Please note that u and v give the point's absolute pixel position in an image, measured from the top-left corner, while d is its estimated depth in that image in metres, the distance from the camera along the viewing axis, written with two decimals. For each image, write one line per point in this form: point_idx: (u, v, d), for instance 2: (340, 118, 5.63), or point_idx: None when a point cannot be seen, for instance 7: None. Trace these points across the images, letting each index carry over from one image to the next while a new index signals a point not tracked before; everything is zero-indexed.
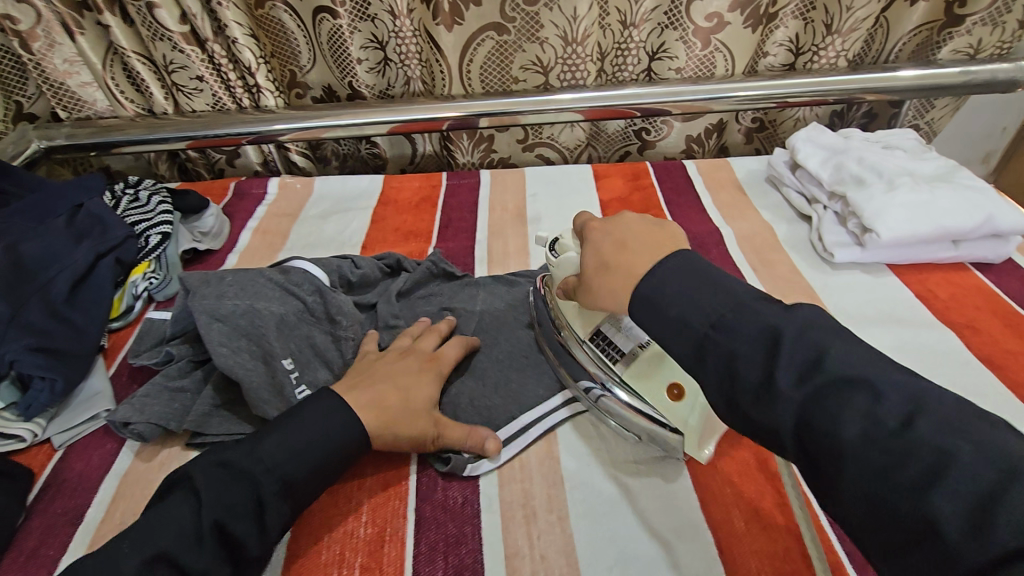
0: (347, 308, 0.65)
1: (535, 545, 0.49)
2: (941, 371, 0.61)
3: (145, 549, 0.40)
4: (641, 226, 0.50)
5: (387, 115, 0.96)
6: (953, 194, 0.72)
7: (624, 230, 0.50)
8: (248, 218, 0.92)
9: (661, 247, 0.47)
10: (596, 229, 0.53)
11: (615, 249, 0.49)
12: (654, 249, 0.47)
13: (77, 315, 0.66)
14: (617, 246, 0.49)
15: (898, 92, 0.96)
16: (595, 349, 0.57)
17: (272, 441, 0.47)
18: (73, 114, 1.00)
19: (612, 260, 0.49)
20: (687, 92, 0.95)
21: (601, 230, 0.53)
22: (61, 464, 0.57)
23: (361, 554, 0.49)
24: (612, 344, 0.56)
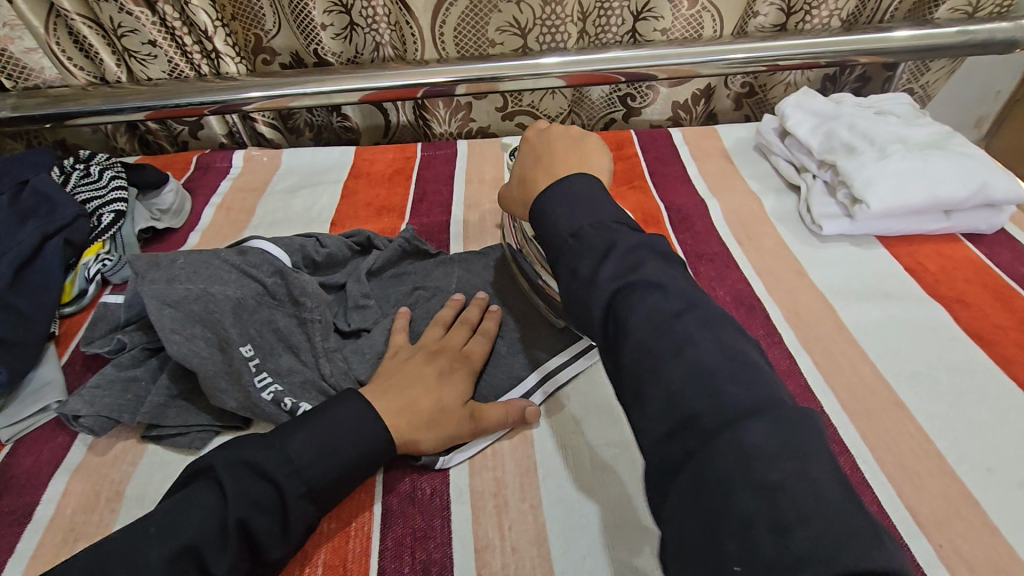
0: (311, 289, 0.60)
1: (506, 538, 0.47)
2: (928, 347, 0.59)
3: (77, 561, 0.37)
4: (563, 144, 0.58)
5: (357, 82, 0.90)
6: (947, 161, 0.69)
7: (546, 145, 0.58)
8: (211, 193, 0.87)
9: (568, 163, 0.55)
10: (533, 136, 0.61)
11: (534, 162, 0.58)
12: (561, 166, 0.55)
13: (23, 301, 0.62)
14: (535, 159, 0.58)
15: (893, 53, 0.91)
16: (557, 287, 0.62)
17: (304, 441, 0.44)
18: (20, 83, 0.94)
19: (528, 174, 0.57)
20: (673, 55, 0.90)
21: (536, 137, 0.60)
22: (11, 457, 0.54)
23: (324, 550, 0.46)
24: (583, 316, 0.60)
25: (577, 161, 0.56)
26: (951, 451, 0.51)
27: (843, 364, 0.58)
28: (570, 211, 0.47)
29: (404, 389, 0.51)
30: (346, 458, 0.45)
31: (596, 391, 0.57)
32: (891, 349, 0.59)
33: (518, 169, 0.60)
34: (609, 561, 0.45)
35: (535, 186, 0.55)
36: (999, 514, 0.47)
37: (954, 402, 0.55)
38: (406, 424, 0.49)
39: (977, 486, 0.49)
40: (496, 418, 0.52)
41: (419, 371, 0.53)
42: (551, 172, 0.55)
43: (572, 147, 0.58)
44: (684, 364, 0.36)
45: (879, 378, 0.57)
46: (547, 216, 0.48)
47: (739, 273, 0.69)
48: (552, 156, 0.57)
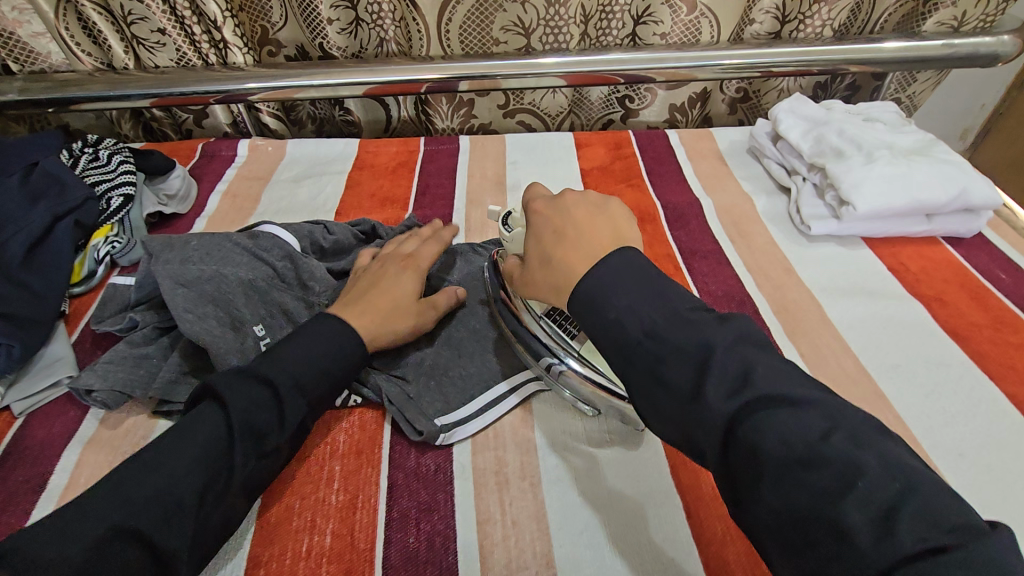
0: (320, 274, 0.63)
1: (506, 512, 0.49)
2: (907, 341, 0.63)
3: None
4: (584, 215, 0.51)
5: (363, 75, 0.92)
6: (930, 167, 0.73)
7: (564, 216, 0.51)
8: (217, 180, 0.88)
9: (600, 242, 0.48)
10: (544, 213, 0.52)
11: (557, 241, 0.49)
12: (595, 244, 0.47)
13: (34, 279, 0.63)
14: (558, 236, 0.50)
15: (881, 63, 0.95)
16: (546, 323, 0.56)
17: (291, 350, 0.48)
18: (26, 66, 0.95)
19: (555, 253, 0.49)
20: (671, 58, 0.93)
21: (548, 214, 0.52)
22: (22, 430, 0.56)
23: (332, 520, 0.48)
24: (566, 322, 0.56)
25: (610, 237, 0.48)
26: (927, 438, 0.54)
27: (828, 356, 0.61)
28: (632, 299, 0.41)
29: (369, 295, 0.56)
30: (335, 369, 0.50)
31: None
32: (873, 342, 0.62)
33: (533, 247, 0.51)
34: (603, 534, 0.48)
35: (569, 273, 0.47)
36: (970, 497, 0.50)
37: (931, 393, 0.58)
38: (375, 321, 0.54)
39: (950, 470, 0.52)
40: None
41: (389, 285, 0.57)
42: (585, 254, 0.47)
43: (596, 216, 0.50)
44: (682, 344, 0.38)
45: (861, 370, 0.60)
46: (603, 312, 0.42)
47: (731, 269, 0.72)
48: (579, 232, 0.49)
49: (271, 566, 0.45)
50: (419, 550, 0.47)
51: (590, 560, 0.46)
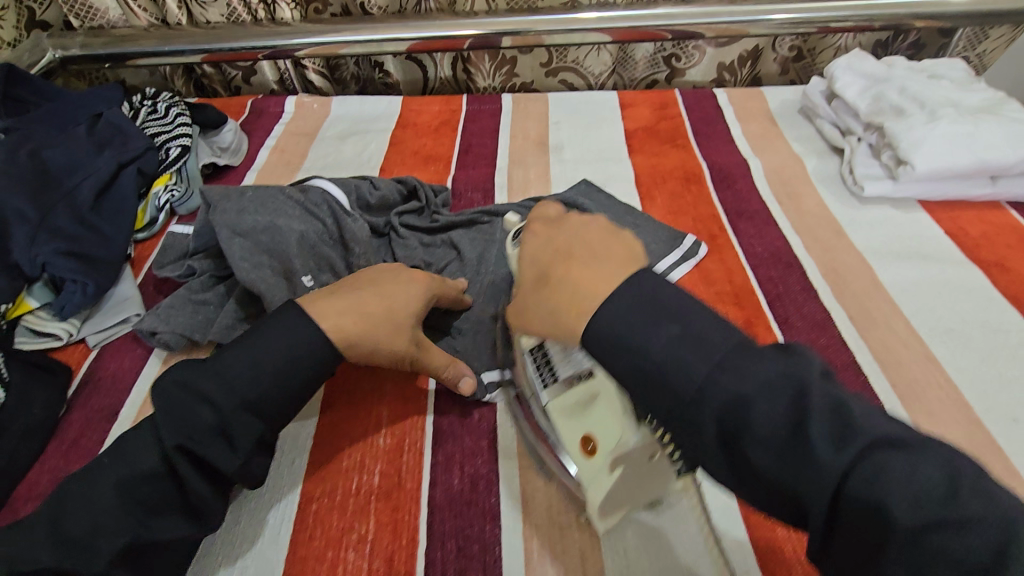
0: (360, 235, 0.63)
1: (548, 459, 0.50)
2: (964, 307, 0.61)
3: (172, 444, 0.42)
4: (594, 233, 0.42)
5: (407, 31, 0.92)
6: (998, 126, 0.69)
7: (571, 237, 0.42)
8: (266, 135, 0.91)
9: (615, 260, 0.39)
10: (558, 222, 0.45)
11: (559, 260, 0.41)
12: (612, 263, 0.39)
13: (103, 223, 0.66)
14: (560, 255, 0.41)
15: (950, 18, 0.90)
16: (533, 366, 0.50)
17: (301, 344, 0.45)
18: (87, 23, 0.98)
19: (554, 271, 0.40)
20: (723, 12, 0.90)
21: (553, 230, 0.44)
22: (95, 362, 0.60)
23: (380, 461, 0.50)
24: (550, 366, 0.48)
25: (621, 259, 0.39)
26: (978, 403, 0.53)
27: (878, 320, 0.60)
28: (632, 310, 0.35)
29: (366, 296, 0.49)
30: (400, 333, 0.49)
31: None
32: (926, 306, 0.61)
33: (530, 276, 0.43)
34: None
35: (586, 295, 0.37)
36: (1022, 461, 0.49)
37: (985, 358, 0.56)
38: (356, 326, 0.47)
39: (1003, 434, 0.51)
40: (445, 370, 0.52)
41: (388, 290, 0.51)
42: (591, 270, 0.38)
43: (606, 238, 0.42)
44: None
45: (910, 333, 0.59)
46: (620, 343, 0.35)
47: (778, 231, 0.70)
48: (583, 250, 0.41)
49: (323, 500, 0.48)
50: (462, 491, 0.48)
51: (628, 506, 0.47)
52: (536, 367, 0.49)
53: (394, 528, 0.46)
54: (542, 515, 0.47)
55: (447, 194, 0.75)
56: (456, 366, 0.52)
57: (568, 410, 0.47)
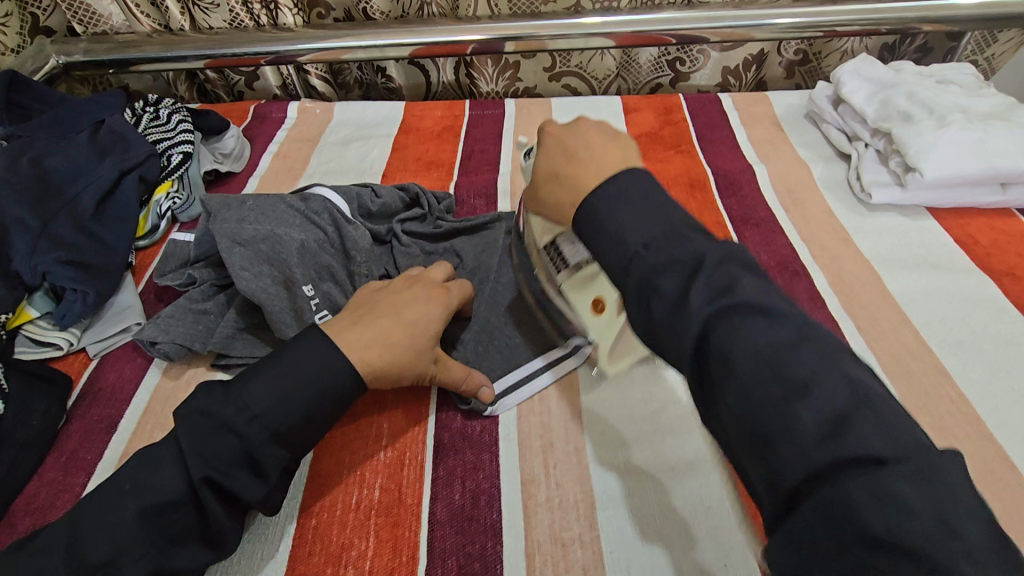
0: (362, 242, 0.63)
1: (551, 474, 0.50)
2: (974, 318, 0.60)
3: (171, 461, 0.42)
4: (597, 136, 0.48)
5: (410, 36, 0.91)
6: (1008, 132, 0.68)
7: (577, 137, 0.48)
8: (268, 141, 0.90)
9: (610, 158, 0.46)
10: (562, 127, 0.50)
11: (564, 159, 0.47)
12: (605, 161, 0.45)
13: (104, 231, 0.66)
14: (567, 154, 0.47)
15: (958, 22, 0.89)
16: (547, 259, 0.59)
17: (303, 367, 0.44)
18: (90, 29, 0.98)
19: (561, 168, 0.47)
20: (728, 17, 0.89)
21: (559, 133, 0.50)
22: (96, 372, 0.60)
23: (380, 475, 0.50)
24: (560, 254, 0.57)
25: (619, 156, 0.46)
26: (990, 417, 0.52)
27: (887, 331, 0.59)
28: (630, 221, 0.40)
29: (380, 321, 0.49)
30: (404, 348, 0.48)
31: None
32: (935, 317, 0.60)
33: (541, 169, 0.49)
34: (642, 501, 0.47)
35: (579, 186, 0.45)
36: None
37: (996, 371, 0.55)
38: (382, 359, 0.47)
39: (1015, 449, 0.50)
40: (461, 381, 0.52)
41: (406, 313, 0.51)
42: (591, 168, 0.45)
43: (607, 139, 0.48)
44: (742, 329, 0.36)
45: (919, 345, 0.58)
46: (603, 226, 0.41)
47: (785, 240, 0.69)
48: (587, 148, 0.47)
49: (322, 515, 0.47)
50: (464, 507, 0.48)
51: (630, 524, 0.46)
52: (550, 258, 0.58)
53: (394, 544, 0.45)
54: (544, 533, 0.46)
55: (450, 201, 0.74)
56: (474, 375, 0.53)
57: (575, 286, 0.57)
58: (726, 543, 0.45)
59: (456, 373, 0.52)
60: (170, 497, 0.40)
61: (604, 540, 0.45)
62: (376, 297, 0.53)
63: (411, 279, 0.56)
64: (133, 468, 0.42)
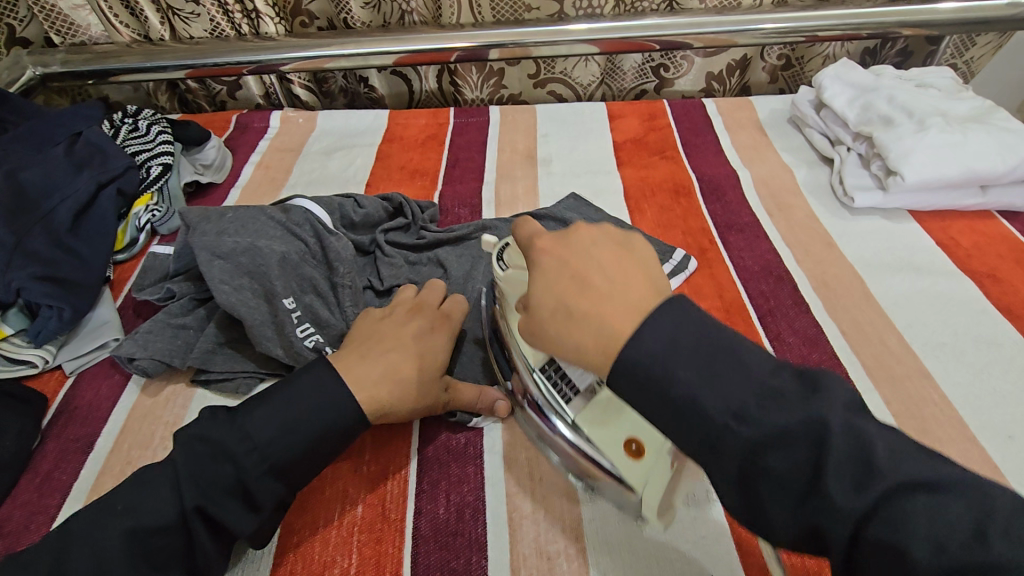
0: (345, 253, 0.62)
1: (536, 486, 0.49)
2: (956, 320, 0.60)
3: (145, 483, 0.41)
4: (609, 253, 0.41)
5: (393, 45, 0.91)
6: (986, 135, 0.69)
7: (589, 257, 0.40)
8: (251, 151, 0.89)
9: (632, 298, 0.37)
10: (554, 242, 0.42)
11: (579, 290, 0.38)
12: (632, 289, 0.38)
13: (81, 245, 0.65)
14: (581, 280, 0.39)
15: (937, 26, 0.90)
16: (547, 384, 0.49)
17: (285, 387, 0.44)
18: (68, 39, 0.97)
19: (581, 301, 0.38)
20: (711, 23, 0.89)
21: (556, 252, 0.41)
22: (72, 390, 0.58)
23: (363, 490, 0.49)
24: (565, 376, 0.48)
25: (643, 285, 0.39)
26: (973, 420, 0.52)
27: (871, 334, 0.59)
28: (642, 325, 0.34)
29: (389, 356, 0.49)
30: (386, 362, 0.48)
31: None
32: (918, 319, 0.60)
33: (543, 303, 0.39)
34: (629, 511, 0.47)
35: (614, 329, 0.36)
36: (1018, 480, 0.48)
37: (979, 373, 0.55)
38: (390, 394, 0.47)
39: (998, 452, 0.50)
40: (473, 402, 0.52)
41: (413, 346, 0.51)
42: (616, 301, 0.37)
43: (621, 260, 0.40)
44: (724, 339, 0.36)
45: (903, 348, 0.58)
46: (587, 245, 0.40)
47: (769, 244, 0.69)
48: (602, 273, 0.39)
49: (304, 533, 0.46)
50: (448, 521, 0.47)
51: (620, 536, 0.46)
52: (552, 384, 0.48)
53: (377, 561, 0.45)
54: (529, 546, 0.45)
55: (434, 210, 0.74)
56: (486, 392, 0.53)
57: (594, 419, 0.46)
58: (711, 552, 0.45)
59: (467, 394, 0.52)
60: (151, 522, 0.39)
61: (591, 552, 0.45)
62: (378, 328, 0.53)
63: (412, 306, 0.56)
64: (123, 491, 0.41)
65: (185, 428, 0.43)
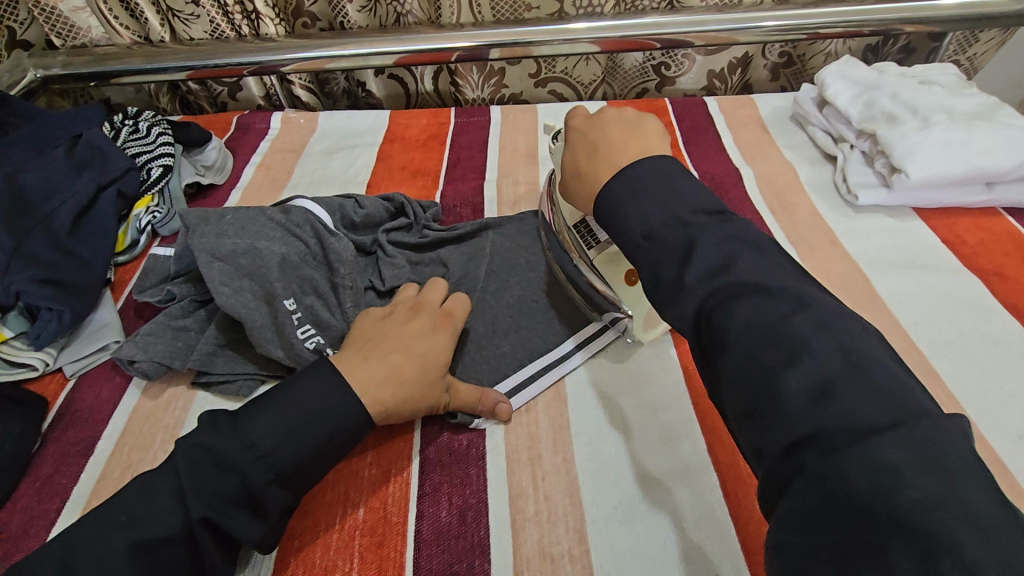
0: (345, 254, 0.61)
1: (539, 487, 0.49)
2: (962, 319, 0.59)
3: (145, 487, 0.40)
4: (619, 130, 0.50)
5: (394, 45, 0.91)
6: (991, 131, 0.68)
7: (599, 131, 0.50)
8: (251, 152, 0.89)
9: (630, 152, 0.47)
10: (583, 124, 0.53)
11: (587, 154, 0.50)
12: (624, 154, 0.47)
13: (81, 247, 0.65)
14: (589, 148, 0.50)
15: (940, 22, 0.89)
16: (575, 236, 0.61)
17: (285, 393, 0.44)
18: (68, 41, 0.97)
19: (583, 166, 0.50)
20: (712, 20, 0.89)
21: (584, 128, 0.52)
22: (73, 393, 0.58)
23: (365, 493, 0.48)
24: (590, 230, 0.60)
25: (639, 148, 0.47)
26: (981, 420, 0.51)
27: None
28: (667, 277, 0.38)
29: (392, 356, 0.49)
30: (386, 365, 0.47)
31: (624, 362, 0.57)
32: (924, 318, 0.60)
33: (569, 163, 0.52)
34: (632, 514, 0.47)
35: (595, 183, 0.49)
36: None
37: (986, 371, 0.55)
38: (394, 398, 0.47)
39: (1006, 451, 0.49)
40: (473, 403, 0.51)
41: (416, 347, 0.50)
42: (609, 162, 0.47)
43: (628, 132, 0.49)
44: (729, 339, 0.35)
45: (909, 347, 0.57)
46: None
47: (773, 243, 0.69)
48: (607, 143, 0.49)
49: (305, 537, 0.46)
50: (451, 525, 0.46)
51: (624, 539, 0.45)
52: (580, 236, 0.61)
53: (379, 565, 0.44)
54: (531, 549, 0.45)
55: (436, 210, 0.73)
56: (488, 393, 0.52)
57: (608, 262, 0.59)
58: (717, 557, 0.44)
59: (469, 395, 0.51)
60: (156, 529, 0.39)
61: (594, 556, 0.44)
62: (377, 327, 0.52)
63: (413, 306, 0.55)
64: (125, 500, 0.40)
65: (186, 436, 0.42)
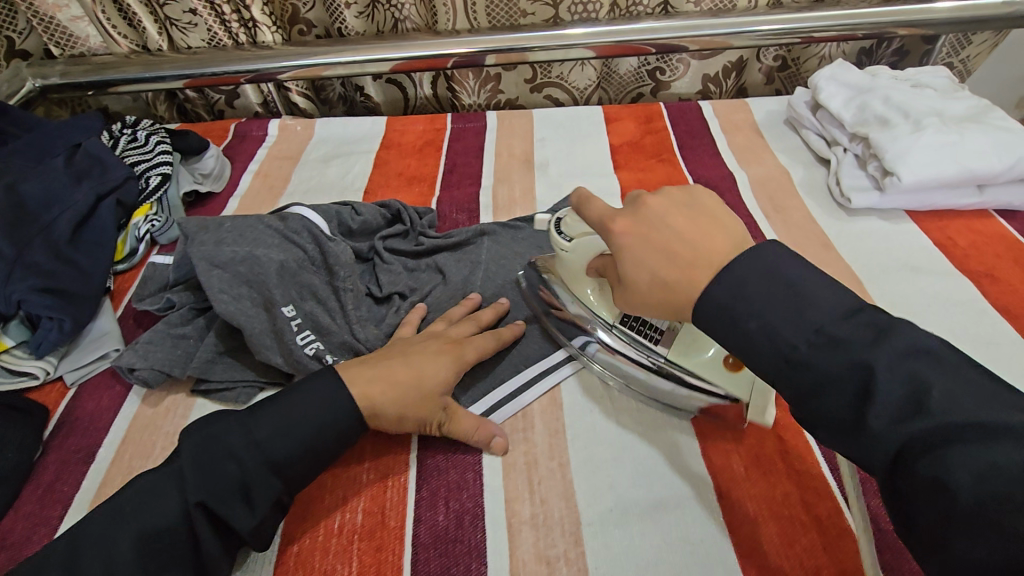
0: (344, 259, 0.62)
1: (535, 491, 0.49)
2: (954, 321, 0.60)
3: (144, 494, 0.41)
4: (682, 215, 0.44)
5: (390, 52, 0.91)
6: (982, 134, 0.69)
7: (664, 225, 0.44)
8: (249, 160, 0.90)
9: (717, 246, 0.42)
10: (627, 225, 0.45)
11: (664, 260, 0.42)
12: (711, 249, 0.41)
13: (81, 256, 0.65)
14: (664, 252, 0.43)
15: (933, 25, 0.90)
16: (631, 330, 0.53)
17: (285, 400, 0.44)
18: (66, 50, 0.98)
19: (668, 274, 0.42)
20: (706, 25, 0.89)
21: (633, 230, 0.45)
22: (73, 402, 0.59)
23: (363, 498, 0.49)
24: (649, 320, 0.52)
25: (724, 241, 0.42)
26: None
27: None
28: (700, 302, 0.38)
29: (392, 365, 0.50)
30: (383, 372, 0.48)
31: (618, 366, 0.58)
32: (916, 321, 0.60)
33: (636, 274, 0.44)
34: (627, 515, 0.47)
35: (690, 288, 0.41)
36: None
37: None
38: (389, 402, 0.48)
39: None
40: (467, 433, 0.50)
41: (417, 358, 0.51)
42: (701, 266, 0.41)
43: (696, 223, 0.43)
44: None
45: None
46: None
47: None
48: (683, 241, 0.42)
49: (304, 541, 0.47)
50: (448, 529, 0.47)
51: (619, 541, 0.46)
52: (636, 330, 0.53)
53: (377, 569, 0.45)
54: (527, 553, 0.45)
55: (432, 216, 0.74)
56: (486, 425, 0.51)
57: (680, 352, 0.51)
58: (710, 558, 0.44)
59: (465, 424, 0.51)
60: None
61: (590, 558, 0.45)
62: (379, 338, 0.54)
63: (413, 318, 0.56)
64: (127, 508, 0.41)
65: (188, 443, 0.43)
